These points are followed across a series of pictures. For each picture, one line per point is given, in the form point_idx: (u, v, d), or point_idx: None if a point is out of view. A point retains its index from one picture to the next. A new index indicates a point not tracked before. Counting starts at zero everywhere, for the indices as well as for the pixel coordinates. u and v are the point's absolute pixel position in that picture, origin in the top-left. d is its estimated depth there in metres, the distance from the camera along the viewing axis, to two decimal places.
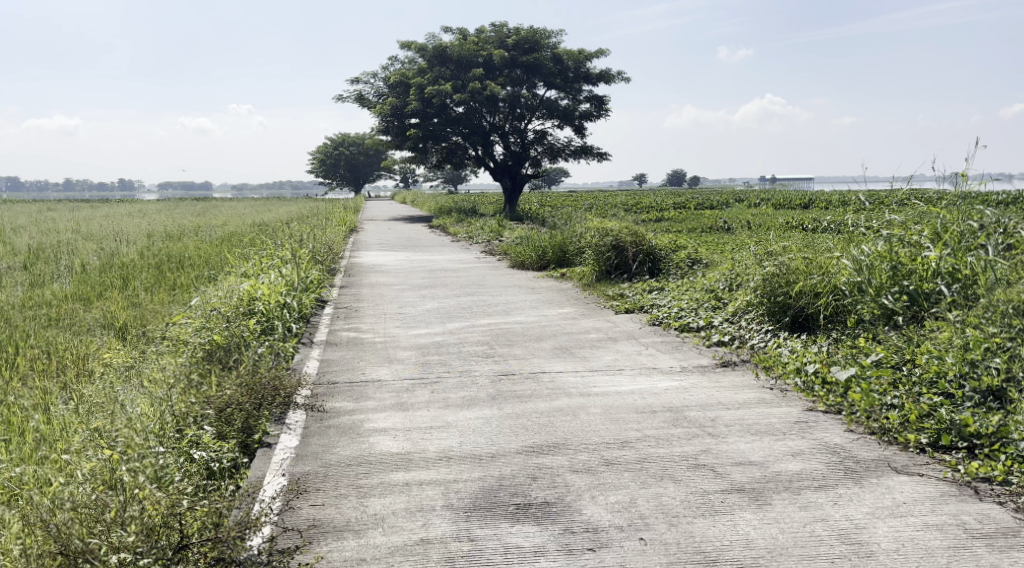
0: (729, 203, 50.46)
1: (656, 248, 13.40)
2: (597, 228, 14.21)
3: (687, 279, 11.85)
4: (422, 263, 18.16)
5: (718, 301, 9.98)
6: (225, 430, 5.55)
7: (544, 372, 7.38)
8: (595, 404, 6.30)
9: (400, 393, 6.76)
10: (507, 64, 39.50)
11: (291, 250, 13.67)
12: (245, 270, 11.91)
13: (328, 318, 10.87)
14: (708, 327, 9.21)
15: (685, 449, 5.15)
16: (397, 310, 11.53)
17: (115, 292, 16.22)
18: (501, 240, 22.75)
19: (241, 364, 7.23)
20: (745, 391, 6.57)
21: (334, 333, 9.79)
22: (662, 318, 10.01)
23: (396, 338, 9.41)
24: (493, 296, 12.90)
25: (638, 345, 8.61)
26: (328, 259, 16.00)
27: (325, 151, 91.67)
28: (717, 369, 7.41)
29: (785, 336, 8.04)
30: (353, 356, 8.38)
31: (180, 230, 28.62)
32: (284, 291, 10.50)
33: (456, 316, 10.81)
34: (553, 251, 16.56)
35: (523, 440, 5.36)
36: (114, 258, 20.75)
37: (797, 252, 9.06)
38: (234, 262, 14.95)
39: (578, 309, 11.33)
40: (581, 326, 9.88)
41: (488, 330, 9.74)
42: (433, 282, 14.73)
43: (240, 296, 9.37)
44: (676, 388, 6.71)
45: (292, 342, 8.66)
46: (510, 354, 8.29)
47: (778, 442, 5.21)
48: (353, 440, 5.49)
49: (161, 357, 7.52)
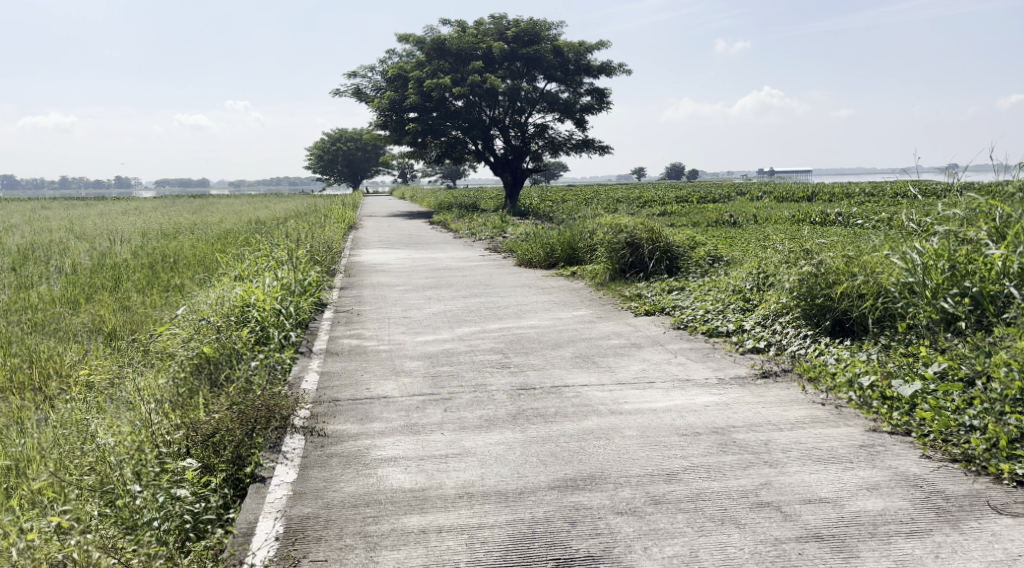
0: (732, 196, 49.81)
1: (673, 245, 12.72)
2: (610, 224, 13.54)
3: (709, 279, 11.18)
4: (424, 261, 17.47)
5: (746, 303, 9.31)
6: (213, 462, 4.93)
7: (568, 386, 6.70)
8: (630, 424, 5.63)
9: (410, 412, 6.08)
10: (506, 57, 38.74)
11: (287, 249, 13.01)
12: (239, 272, 11.24)
13: (328, 323, 10.19)
14: (738, 331, 8.53)
15: (742, 482, 4.49)
16: (400, 314, 10.85)
17: (105, 294, 15.51)
18: (505, 237, 22.07)
19: (233, 382, 6.58)
20: (795, 408, 5.89)
21: (335, 340, 9.11)
22: (686, 321, 9.33)
23: (402, 346, 8.74)
24: (502, 297, 12.22)
25: (666, 353, 7.93)
26: (327, 259, 15.32)
27: (322, 147, 90.89)
28: (758, 381, 6.73)
29: (827, 342, 7.38)
30: (356, 368, 7.70)
31: (175, 228, 27.92)
32: (281, 295, 9.85)
33: (466, 320, 10.13)
34: (563, 248, 15.88)
35: (554, 472, 4.69)
36: (106, 258, 20.10)
37: (835, 250, 8.37)
38: (228, 263, 14.27)
39: (594, 311, 10.66)
40: (600, 331, 9.21)
41: (500, 335, 9.06)
42: (438, 282, 14.03)
43: (233, 302, 8.74)
44: (717, 405, 6.02)
45: (290, 353, 8.01)
46: (527, 364, 7.61)
47: (846, 473, 4.54)
48: (359, 474, 4.82)
49: (146, 372, 6.89)
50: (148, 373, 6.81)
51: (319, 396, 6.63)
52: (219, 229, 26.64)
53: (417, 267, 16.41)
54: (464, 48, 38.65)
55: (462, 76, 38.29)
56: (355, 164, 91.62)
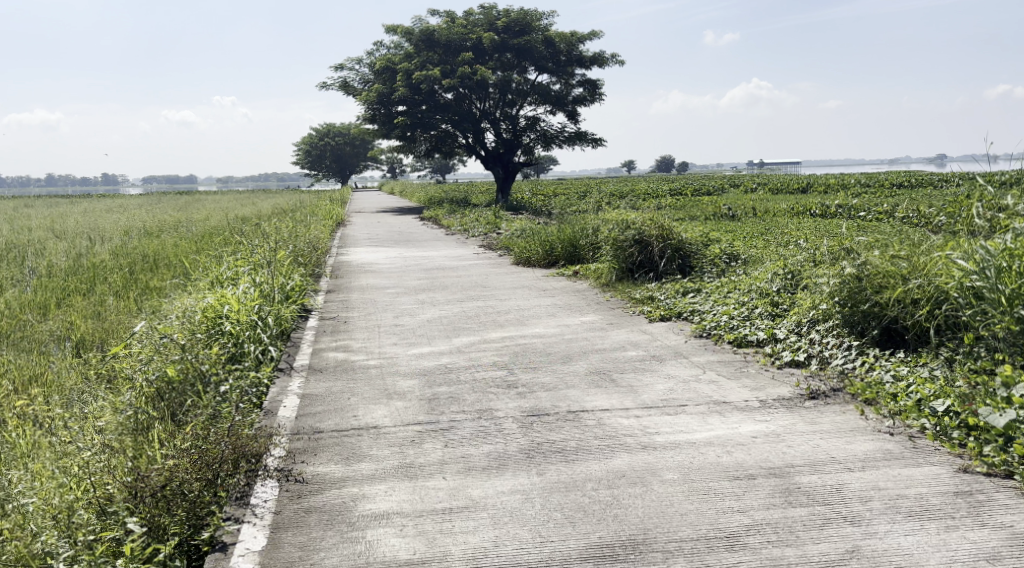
0: (725, 188, 49.07)
1: (686, 242, 11.83)
2: (615, 220, 12.62)
3: (727, 279, 10.29)
4: (416, 261, 16.50)
5: (774, 307, 8.42)
6: (162, 523, 4.00)
7: (587, 411, 5.78)
8: (668, 463, 4.73)
9: (405, 449, 5.14)
10: (496, 48, 37.57)
11: (268, 249, 12.04)
12: (216, 276, 10.26)
13: (313, 333, 9.25)
14: (771, 341, 7.64)
15: (824, 549, 3.62)
16: (391, 321, 9.88)
17: (78, 298, 14.53)
18: (498, 234, 21.13)
19: (197, 415, 5.63)
20: (860, 439, 4.99)
21: (319, 354, 8.16)
22: (709, 328, 8.43)
23: (394, 360, 7.79)
24: (501, 300, 11.27)
25: (692, 368, 7.01)
26: (311, 259, 14.34)
27: (310, 142, 89.67)
28: (807, 404, 5.83)
29: (878, 356, 6.52)
30: (342, 389, 6.75)
31: (159, 226, 26.96)
32: (259, 302, 8.89)
33: (464, 328, 9.21)
34: (563, 246, 14.95)
35: (586, 536, 3.81)
36: (82, 258, 19.07)
37: (880, 249, 7.49)
38: (208, 264, 13.28)
39: (603, 316, 9.76)
40: (614, 340, 8.31)
41: (504, 347, 8.13)
42: (432, 284, 13.08)
43: (202, 313, 7.76)
44: (767, 437, 5.12)
45: (267, 373, 7.07)
46: (536, 383, 6.69)
47: (951, 535, 3.67)
48: (344, 539, 3.90)
49: (97, 401, 5.92)
50: (99, 404, 5.82)
51: (297, 427, 5.69)
52: (203, 227, 25.60)
53: (409, 267, 15.44)
54: (454, 39, 37.65)
55: (451, 68, 37.25)
56: (343, 159, 90.35)
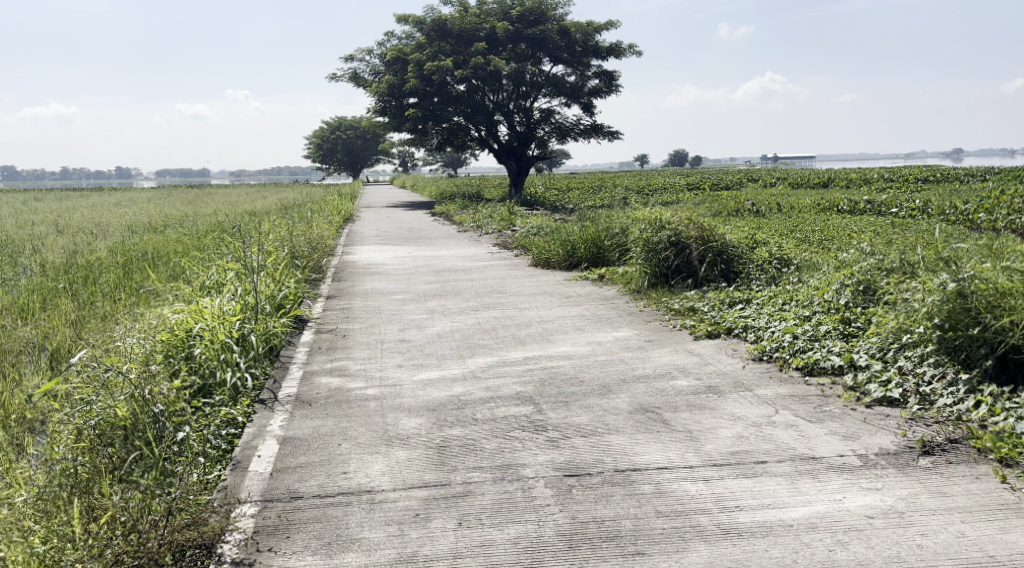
0: (746, 182, 47.52)
1: (731, 245, 10.54)
2: (647, 219, 11.36)
3: (780, 288, 9.03)
4: (425, 262, 15.21)
5: (845, 327, 7.19)
6: None
7: (641, 472, 4.53)
8: (762, 561, 3.54)
9: (405, 529, 3.92)
10: (511, 38, 36.30)
11: (261, 250, 10.80)
12: (198, 285, 9.09)
13: (307, 351, 8.02)
14: (849, 369, 6.38)
15: None
16: (396, 336, 8.63)
17: (61, 300, 13.36)
18: (514, 231, 19.86)
19: (144, 476, 4.50)
20: (1020, 526, 3.71)
21: (310, 379, 6.92)
22: (769, 350, 7.17)
23: (398, 389, 6.54)
24: (521, 310, 9.99)
25: (761, 406, 5.73)
26: (311, 261, 13.11)
27: (321, 136, 88.74)
28: (924, 462, 4.53)
29: (996, 394, 5.23)
30: (331, 431, 5.50)
31: (163, 221, 25.74)
32: (242, 317, 7.69)
33: (480, 347, 7.95)
34: (586, 247, 13.65)
35: None
36: (75, 255, 17.91)
37: (986, 261, 6.21)
38: (199, 266, 12.08)
39: (639, 331, 8.47)
40: (658, 364, 7.02)
41: (528, 373, 6.87)
42: (443, 289, 11.82)
43: (170, 332, 6.55)
44: (889, 516, 3.85)
45: (244, 407, 5.89)
46: (571, 425, 5.43)
47: None
48: None
49: (25, 453, 4.79)
50: (23, 459, 4.66)
51: (270, 490, 4.48)
52: (206, 222, 24.42)
53: (417, 269, 14.19)
54: (466, 29, 36.30)
55: (464, 58, 35.98)
56: (354, 152, 89.24)
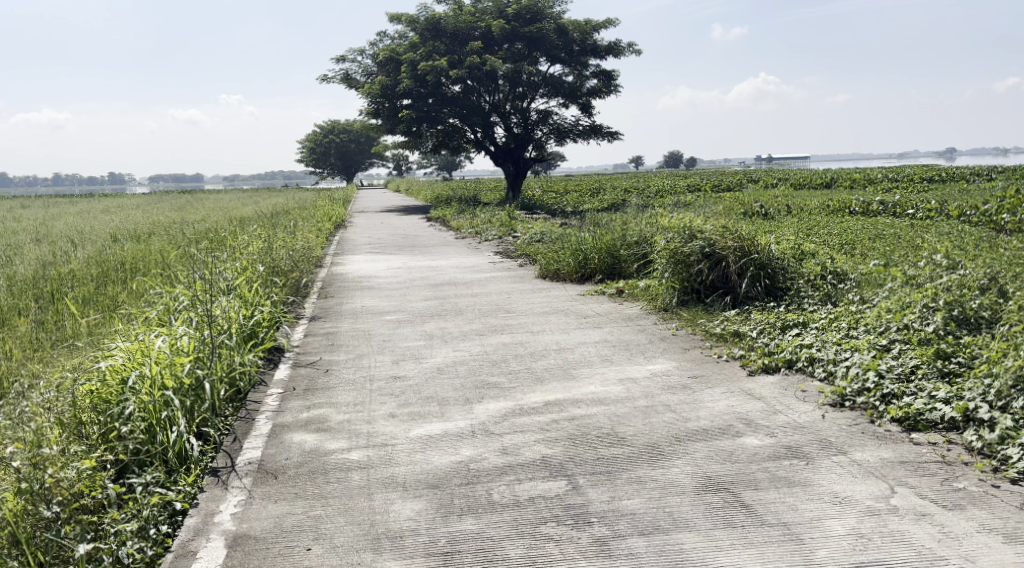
0: (745, 183, 46.22)
1: (774, 257, 9.18)
2: (673, 226, 9.98)
3: (842, 309, 7.64)
4: (421, 274, 13.80)
5: (943, 363, 5.80)
6: None
7: None
8: None
9: None
10: (506, 37, 34.88)
11: (231, 269, 9.33)
12: (151, 315, 7.63)
13: (280, 394, 6.58)
14: (965, 423, 5.01)
15: None
16: (387, 371, 7.22)
17: (19, 320, 11.85)
18: (516, 238, 18.51)
19: None
20: None
21: (279, 436, 5.49)
22: (852, 392, 5.77)
23: (389, 453, 5.10)
24: (534, 335, 8.57)
25: (871, 481, 4.34)
26: (293, 276, 11.67)
27: (314, 140, 87.40)
28: None
29: None
30: (298, 526, 4.07)
31: (149, 229, 24.22)
32: (196, 356, 6.22)
33: (491, 387, 6.54)
34: (600, 257, 12.26)
35: None
36: (45, 266, 16.46)
37: None
38: (166, 284, 10.62)
39: (679, 364, 7.07)
40: (715, 413, 5.62)
41: (553, 427, 5.46)
42: (442, 307, 10.39)
43: (98, 384, 5.16)
44: None
45: (187, 487, 4.50)
46: (624, 514, 4.04)
47: None
48: None
49: None
50: None
51: None
52: (192, 230, 22.91)
53: (412, 283, 12.78)
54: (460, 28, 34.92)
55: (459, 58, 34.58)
56: (348, 156, 87.89)
